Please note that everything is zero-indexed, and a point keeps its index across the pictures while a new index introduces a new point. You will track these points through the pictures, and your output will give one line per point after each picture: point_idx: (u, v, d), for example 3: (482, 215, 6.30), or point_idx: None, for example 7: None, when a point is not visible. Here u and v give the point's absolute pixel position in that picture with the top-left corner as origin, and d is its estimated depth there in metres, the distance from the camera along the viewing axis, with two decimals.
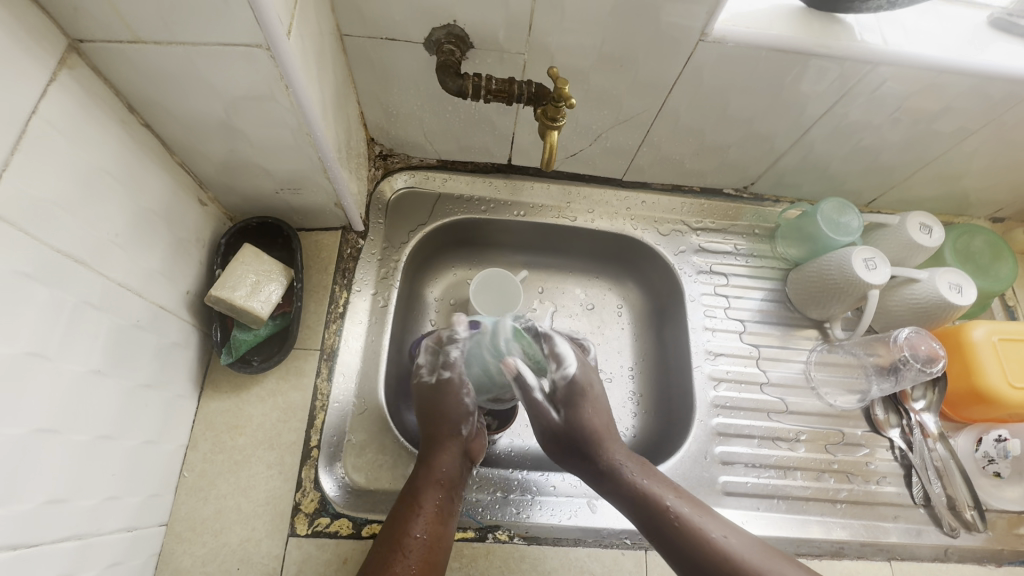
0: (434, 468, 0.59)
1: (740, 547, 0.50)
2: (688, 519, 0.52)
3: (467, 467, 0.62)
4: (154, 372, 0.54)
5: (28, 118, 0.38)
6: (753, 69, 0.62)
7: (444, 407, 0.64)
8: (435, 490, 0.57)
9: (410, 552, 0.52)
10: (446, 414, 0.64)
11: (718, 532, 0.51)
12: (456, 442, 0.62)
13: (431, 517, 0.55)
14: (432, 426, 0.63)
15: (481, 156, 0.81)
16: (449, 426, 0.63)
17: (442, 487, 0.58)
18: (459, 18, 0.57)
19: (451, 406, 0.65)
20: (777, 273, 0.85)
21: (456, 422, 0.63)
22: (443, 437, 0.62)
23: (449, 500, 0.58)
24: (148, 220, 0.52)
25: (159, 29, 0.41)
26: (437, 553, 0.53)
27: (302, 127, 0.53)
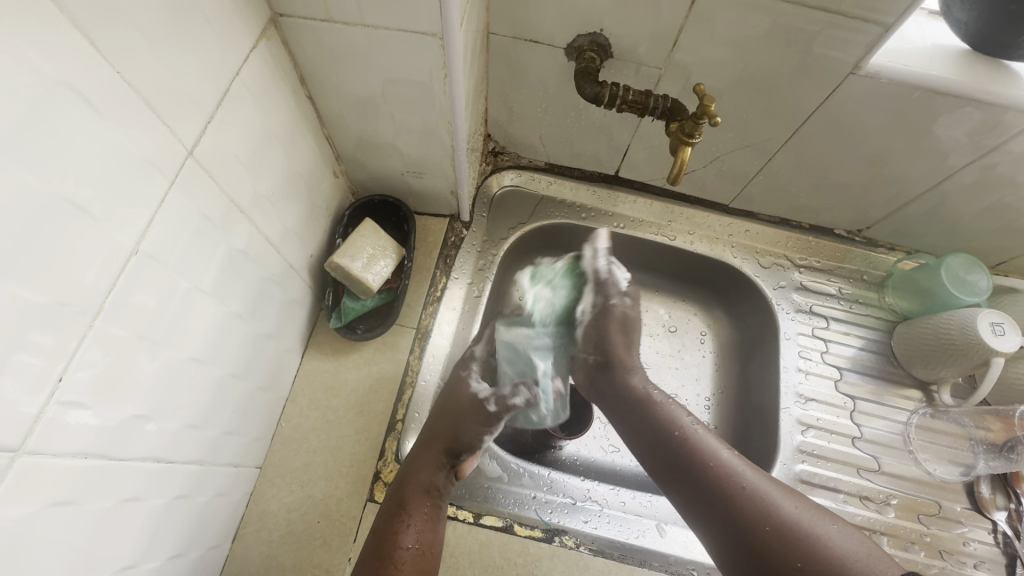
0: (420, 479, 0.58)
1: (740, 466, 0.54)
2: (748, 480, 0.53)
3: (455, 475, 0.61)
4: (276, 325, 0.58)
5: (233, 78, 0.42)
6: (901, 109, 0.59)
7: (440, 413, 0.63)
8: (421, 499, 0.57)
9: (402, 564, 0.52)
10: (458, 413, 0.64)
11: (723, 452, 0.55)
12: (444, 453, 0.61)
13: (423, 526, 0.55)
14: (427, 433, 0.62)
15: (590, 164, 0.82)
16: (433, 435, 0.61)
17: (430, 495, 0.58)
18: (606, 27, 0.58)
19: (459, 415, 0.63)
20: (881, 325, 0.80)
21: (450, 431, 0.61)
22: (427, 446, 0.61)
23: (434, 515, 0.57)
24: (295, 183, 0.56)
25: (352, 12, 0.44)
26: (427, 563, 0.54)
27: (446, 115, 0.55)
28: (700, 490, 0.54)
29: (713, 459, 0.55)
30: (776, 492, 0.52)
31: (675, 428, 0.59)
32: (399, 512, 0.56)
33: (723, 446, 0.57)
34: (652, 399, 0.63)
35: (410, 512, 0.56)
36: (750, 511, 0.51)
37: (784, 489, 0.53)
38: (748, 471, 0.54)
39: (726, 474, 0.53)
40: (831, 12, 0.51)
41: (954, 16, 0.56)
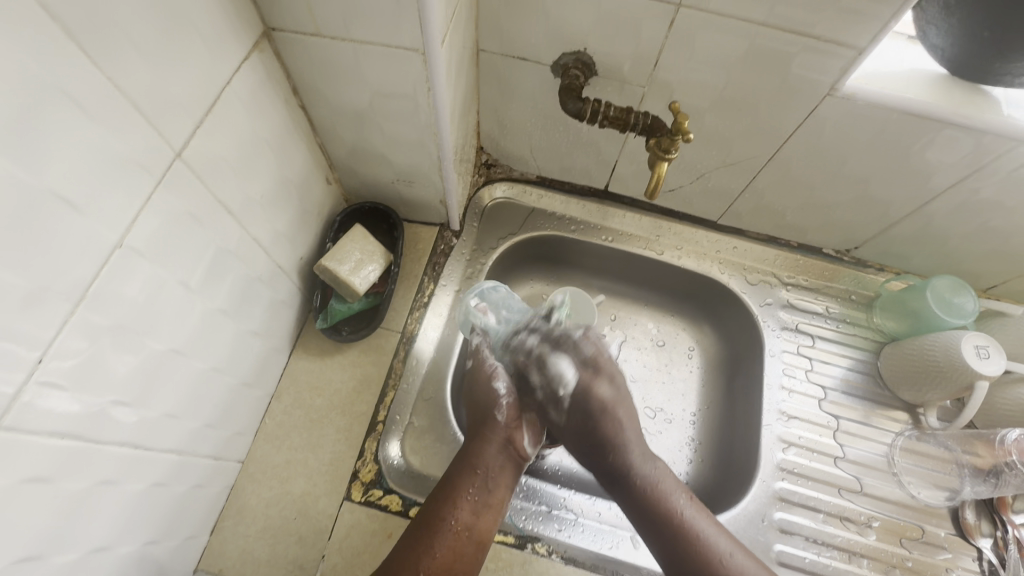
0: (478, 463, 0.60)
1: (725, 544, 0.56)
2: (727, 556, 0.55)
3: (510, 457, 0.62)
4: (262, 324, 0.60)
5: (224, 87, 0.45)
6: (879, 131, 0.60)
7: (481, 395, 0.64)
8: (477, 481, 0.59)
9: (445, 536, 0.54)
10: (485, 395, 0.65)
11: (710, 530, 0.57)
12: (502, 436, 0.62)
13: (469, 505, 0.57)
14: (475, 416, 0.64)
15: (580, 178, 0.83)
16: (495, 418, 0.63)
17: (478, 474, 0.59)
18: (589, 46, 0.60)
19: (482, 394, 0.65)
20: (869, 345, 0.80)
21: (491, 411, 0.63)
22: (490, 430, 0.62)
23: (484, 492, 0.59)
24: (285, 188, 0.58)
25: (338, 27, 0.47)
26: (465, 543, 0.55)
27: (431, 126, 0.58)
28: (635, 507, 0.59)
29: (654, 487, 0.59)
30: (705, 523, 0.57)
31: (624, 449, 0.62)
32: (452, 491, 0.58)
33: (665, 472, 0.61)
34: (626, 447, 0.62)
35: (463, 493, 0.58)
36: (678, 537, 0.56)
37: (712, 517, 0.58)
38: (728, 546, 0.56)
39: (664, 501, 0.58)
40: (805, 35, 0.52)
41: (930, 42, 0.57)
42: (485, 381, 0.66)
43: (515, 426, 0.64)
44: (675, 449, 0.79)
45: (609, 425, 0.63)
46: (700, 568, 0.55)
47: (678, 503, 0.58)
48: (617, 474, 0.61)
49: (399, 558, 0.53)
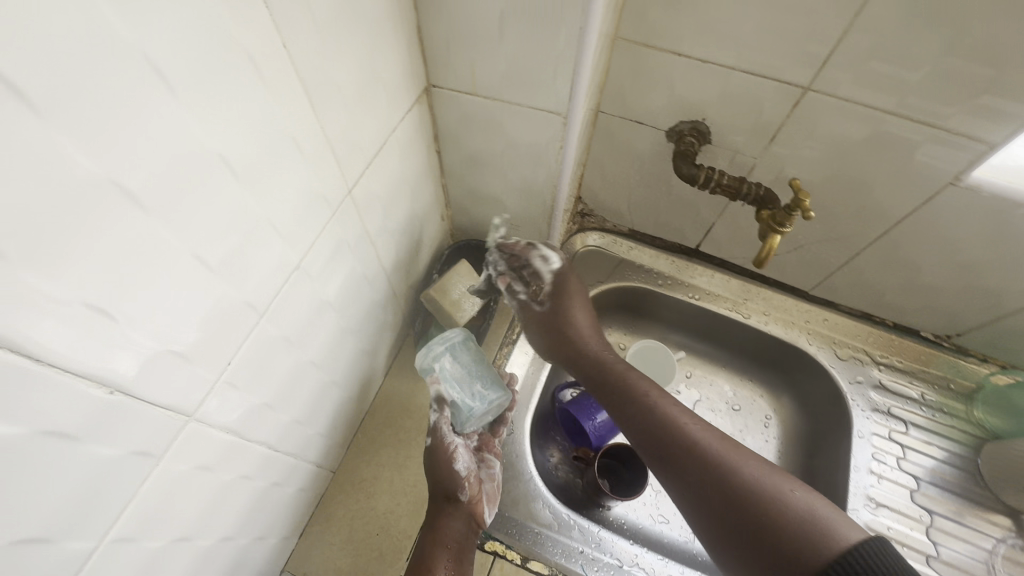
0: (440, 544, 0.58)
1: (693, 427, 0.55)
2: (715, 451, 0.52)
3: (474, 531, 0.60)
4: (373, 344, 0.65)
5: (390, 134, 0.50)
6: (1002, 225, 0.60)
7: (441, 473, 0.61)
8: (446, 562, 0.57)
9: None
10: (436, 470, 0.61)
11: (672, 409, 0.58)
12: (466, 513, 0.60)
13: None
14: (435, 493, 0.61)
15: (672, 234, 0.85)
16: (452, 495, 0.60)
17: (449, 553, 0.58)
18: (708, 117, 0.63)
19: (445, 472, 0.60)
20: (968, 439, 0.76)
21: (454, 489, 0.60)
22: (442, 506, 0.60)
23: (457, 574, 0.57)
24: (412, 222, 0.64)
25: (493, 90, 0.52)
26: None
27: (552, 179, 0.62)
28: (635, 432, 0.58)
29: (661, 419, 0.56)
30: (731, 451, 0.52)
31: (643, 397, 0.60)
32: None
33: (676, 406, 0.58)
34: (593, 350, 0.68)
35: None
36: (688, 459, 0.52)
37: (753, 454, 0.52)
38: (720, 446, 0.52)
39: (682, 433, 0.54)
40: (935, 126, 0.53)
41: None
42: (447, 462, 0.61)
43: (478, 499, 0.61)
44: None
45: (590, 349, 0.68)
46: (750, 518, 0.47)
47: (680, 420, 0.56)
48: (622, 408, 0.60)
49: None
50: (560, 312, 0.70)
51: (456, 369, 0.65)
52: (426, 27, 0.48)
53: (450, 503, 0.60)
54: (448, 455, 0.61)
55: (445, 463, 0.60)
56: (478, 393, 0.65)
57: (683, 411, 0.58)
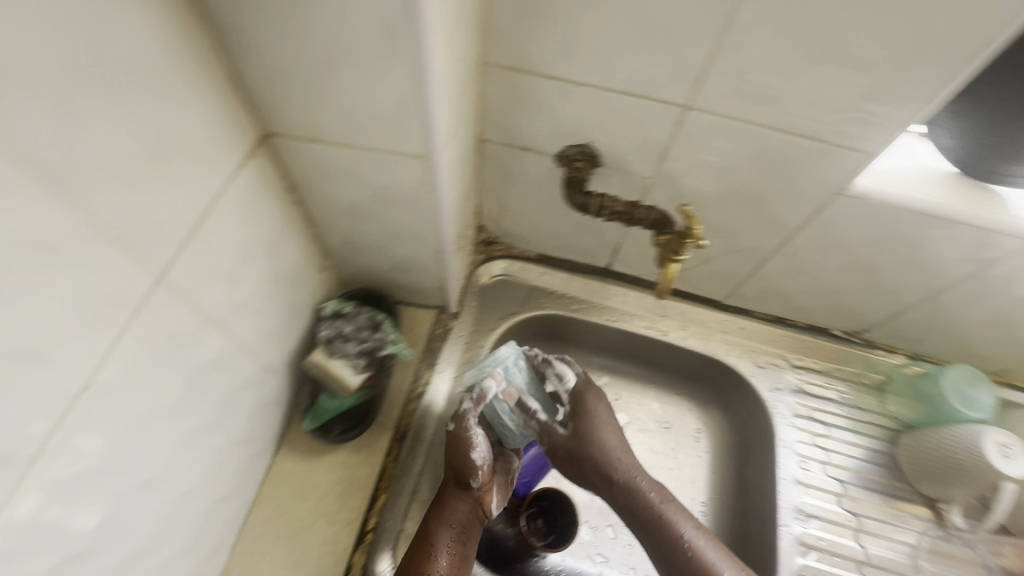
0: (444, 524, 0.59)
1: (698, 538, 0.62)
2: (703, 554, 0.61)
3: (478, 518, 0.61)
4: (245, 430, 0.56)
5: (214, 199, 0.42)
6: (889, 229, 0.60)
7: (457, 455, 0.60)
8: (451, 539, 0.59)
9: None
10: (456, 460, 0.60)
11: (687, 530, 0.62)
12: (472, 498, 0.61)
13: (449, 563, 0.58)
14: (446, 474, 0.62)
15: (581, 257, 0.82)
16: (463, 480, 0.60)
17: (454, 531, 0.59)
18: (595, 140, 0.59)
19: (459, 460, 0.60)
20: (884, 433, 0.77)
21: (466, 477, 0.59)
22: (451, 487, 0.61)
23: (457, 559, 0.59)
24: (277, 284, 0.55)
25: (338, 135, 0.45)
26: None
27: (431, 223, 0.55)
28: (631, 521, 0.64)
29: (685, 541, 0.62)
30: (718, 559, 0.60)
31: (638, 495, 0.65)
32: (426, 547, 0.57)
33: (698, 528, 0.63)
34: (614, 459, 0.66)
35: (437, 552, 0.57)
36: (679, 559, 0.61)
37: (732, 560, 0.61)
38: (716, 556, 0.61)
39: (676, 537, 0.62)
40: (814, 139, 0.52)
41: (937, 140, 0.57)
42: (462, 452, 0.60)
43: (487, 489, 0.62)
44: None
45: (599, 450, 0.66)
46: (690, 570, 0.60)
47: (647, 491, 0.65)
48: (618, 494, 0.66)
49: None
50: (586, 435, 0.67)
51: (513, 417, 0.66)
52: (239, 70, 0.40)
53: (461, 487, 0.61)
54: (467, 447, 0.60)
55: (462, 450, 0.60)
56: (523, 432, 0.66)
57: (685, 515, 0.64)
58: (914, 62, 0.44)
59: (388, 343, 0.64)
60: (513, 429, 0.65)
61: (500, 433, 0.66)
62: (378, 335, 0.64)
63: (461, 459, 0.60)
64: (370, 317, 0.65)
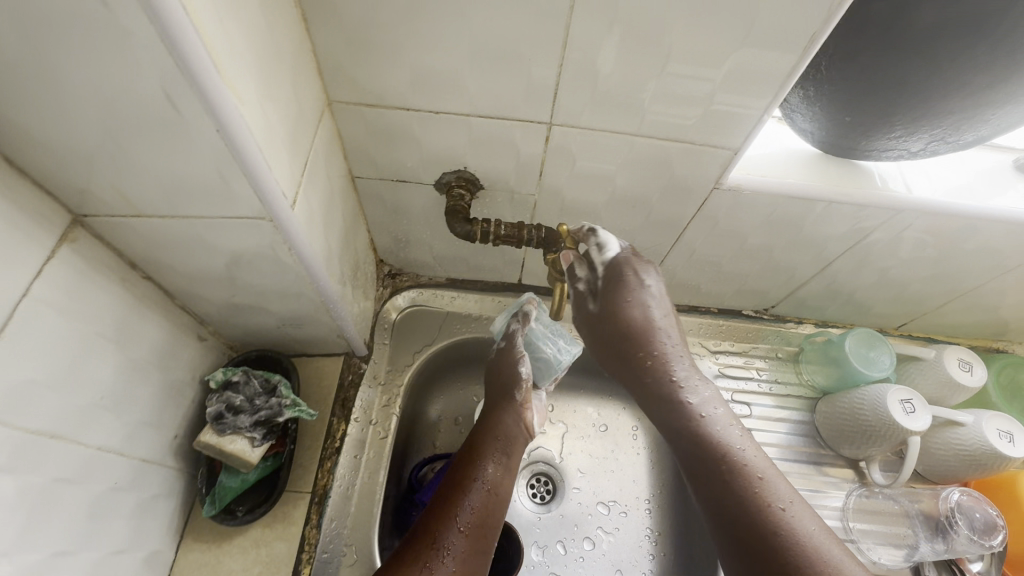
0: (493, 434, 0.63)
1: (805, 521, 0.46)
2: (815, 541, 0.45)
3: (522, 431, 0.65)
4: (128, 535, 0.50)
5: (18, 302, 0.37)
6: (771, 215, 0.61)
7: (501, 376, 0.67)
8: (497, 449, 0.62)
9: (472, 492, 0.57)
10: (504, 378, 0.67)
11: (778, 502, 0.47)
12: (518, 407, 0.65)
13: (492, 483, 0.58)
14: (491, 390, 0.68)
15: (491, 275, 0.79)
16: (508, 394, 0.66)
17: (499, 441, 0.62)
18: (470, 164, 0.57)
19: (508, 373, 0.67)
20: (803, 403, 0.79)
21: (511, 388, 0.66)
22: (500, 403, 0.65)
23: (497, 480, 0.59)
24: (140, 370, 0.50)
25: (162, 207, 0.41)
26: (495, 501, 0.57)
27: (303, 278, 0.51)
28: (674, 441, 0.54)
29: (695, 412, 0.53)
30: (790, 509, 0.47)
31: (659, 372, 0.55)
32: (472, 456, 0.60)
33: (743, 436, 0.52)
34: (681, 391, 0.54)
35: (484, 459, 0.60)
36: (719, 481, 0.49)
37: (797, 496, 0.48)
38: (788, 497, 0.48)
39: (722, 453, 0.50)
40: (680, 141, 0.52)
41: (799, 126, 0.58)
42: (510, 365, 0.68)
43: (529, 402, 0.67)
44: (634, 546, 0.76)
45: (646, 321, 0.56)
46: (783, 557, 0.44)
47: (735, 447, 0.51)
48: (618, 364, 0.61)
49: (437, 516, 0.54)
50: (616, 307, 0.56)
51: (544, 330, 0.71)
52: (20, 153, 0.35)
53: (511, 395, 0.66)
54: (510, 367, 0.67)
55: (506, 364, 0.68)
56: (563, 348, 0.71)
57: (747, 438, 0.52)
58: (752, 59, 0.44)
59: (285, 407, 0.59)
60: (551, 354, 0.70)
61: (539, 366, 0.71)
62: (274, 400, 0.59)
63: (506, 376, 0.67)
64: (265, 381, 0.61)
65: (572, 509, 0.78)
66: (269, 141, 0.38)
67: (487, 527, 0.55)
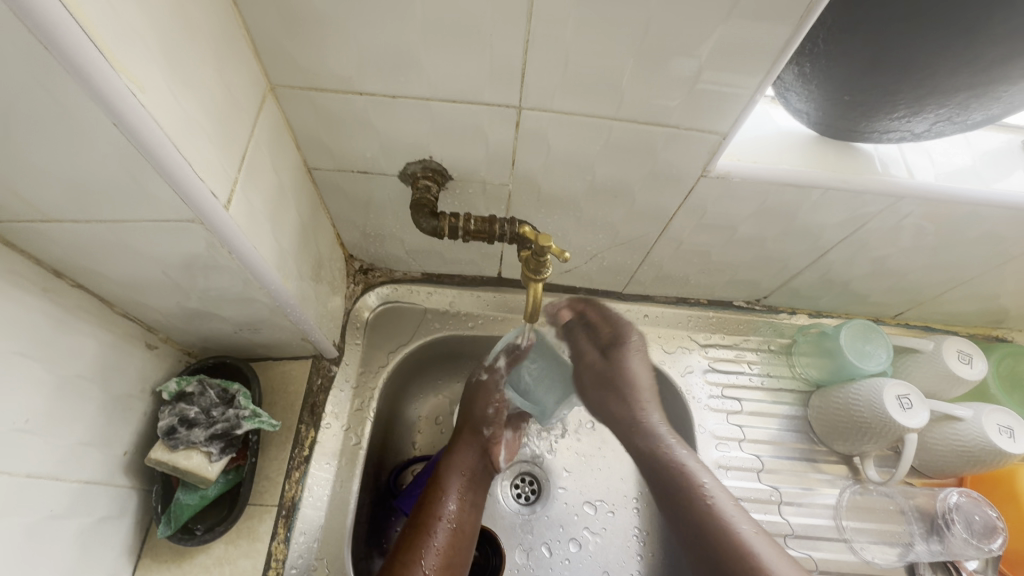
0: (457, 468, 0.64)
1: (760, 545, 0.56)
2: (760, 552, 0.55)
3: (488, 467, 0.66)
4: (71, 563, 0.47)
5: None
6: (762, 203, 0.57)
7: (469, 408, 0.68)
8: (460, 485, 0.63)
9: (436, 532, 0.59)
10: (471, 412, 0.68)
11: (744, 526, 0.58)
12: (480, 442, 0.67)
13: (455, 519, 0.60)
14: (460, 423, 0.68)
15: (469, 269, 0.73)
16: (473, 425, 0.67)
17: (466, 478, 0.64)
18: (435, 153, 0.52)
19: (475, 409, 0.68)
20: (797, 397, 0.76)
21: (479, 425, 0.67)
22: (465, 437, 0.67)
23: (460, 518, 0.61)
24: (73, 386, 0.46)
25: (74, 211, 0.36)
26: (458, 541, 0.59)
27: (251, 282, 0.47)
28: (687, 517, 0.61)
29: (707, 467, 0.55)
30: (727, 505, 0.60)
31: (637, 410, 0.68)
32: (437, 490, 0.62)
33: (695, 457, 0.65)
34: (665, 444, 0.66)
35: (448, 495, 0.62)
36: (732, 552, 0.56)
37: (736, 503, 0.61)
38: (754, 535, 0.57)
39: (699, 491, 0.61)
40: (662, 125, 0.47)
41: (793, 106, 0.54)
42: (479, 401, 0.68)
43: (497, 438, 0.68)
44: (620, 546, 0.74)
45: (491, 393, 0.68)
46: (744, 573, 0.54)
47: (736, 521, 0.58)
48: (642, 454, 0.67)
49: (404, 558, 0.57)
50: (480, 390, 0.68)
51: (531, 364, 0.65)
52: None
53: (476, 427, 0.67)
54: (479, 402, 0.68)
55: (475, 397, 0.69)
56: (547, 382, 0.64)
57: (744, 515, 0.59)
58: (738, 32, 0.39)
59: (244, 418, 0.56)
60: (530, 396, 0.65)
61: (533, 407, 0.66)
62: (230, 412, 0.55)
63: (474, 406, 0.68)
64: (222, 390, 0.57)
65: (557, 511, 0.75)
66: (181, 128, 0.33)
67: (451, 568, 0.57)
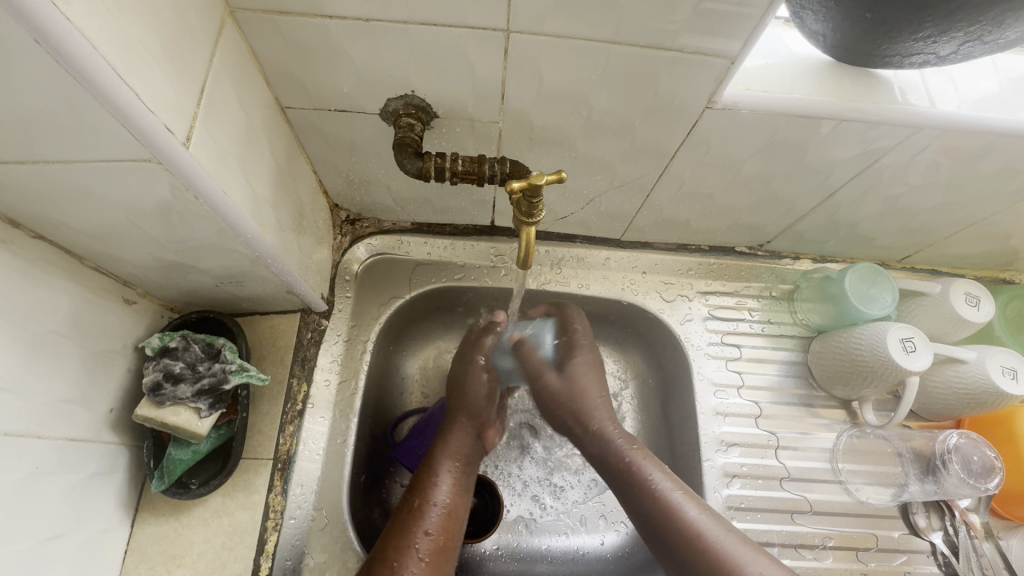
0: (450, 449, 0.60)
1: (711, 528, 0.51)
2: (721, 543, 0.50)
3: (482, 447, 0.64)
4: (65, 517, 0.46)
5: None
6: (770, 137, 0.53)
7: (464, 389, 0.65)
8: (452, 466, 0.59)
9: (428, 514, 0.54)
10: (463, 391, 0.65)
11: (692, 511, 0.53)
12: (472, 422, 0.63)
13: (451, 491, 0.56)
14: (451, 403, 0.64)
15: (460, 218, 0.70)
16: (469, 406, 0.64)
17: (458, 461, 0.59)
18: (418, 88, 0.48)
19: (469, 389, 0.65)
20: (797, 342, 0.75)
21: (475, 407, 0.64)
22: (459, 419, 0.63)
23: (454, 496, 0.56)
24: (47, 343, 0.45)
25: (18, 150, 0.33)
26: (454, 523, 0.54)
27: (225, 231, 0.44)
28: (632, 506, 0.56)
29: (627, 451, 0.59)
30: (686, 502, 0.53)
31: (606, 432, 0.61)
32: (428, 473, 0.58)
33: (669, 476, 0.56)
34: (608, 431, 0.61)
35: (441, 478, 0.57)
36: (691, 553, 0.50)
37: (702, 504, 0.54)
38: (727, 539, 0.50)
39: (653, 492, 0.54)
40: (664, 49, 0.43)
41: (808, 28, 0.49)
42: (469, 388, 0.65)
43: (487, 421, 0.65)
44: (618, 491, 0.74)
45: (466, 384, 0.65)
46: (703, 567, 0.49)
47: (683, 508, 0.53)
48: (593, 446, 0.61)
49: (395, 544, 0.51)
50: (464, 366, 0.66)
51: None
52: None
53: (472, 411, 0.64)
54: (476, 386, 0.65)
55: (468, 377, 0.65)
56: None
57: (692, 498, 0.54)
58: None
59: (232, 373, 0.54)
60: None
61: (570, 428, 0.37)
62: (217, 366, 0.54)
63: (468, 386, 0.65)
64: (207, 345, 0.55)
65: (530, 480, 0.74)
66: (119, 51, 0.29)
67: (443, 555, 0.52)
